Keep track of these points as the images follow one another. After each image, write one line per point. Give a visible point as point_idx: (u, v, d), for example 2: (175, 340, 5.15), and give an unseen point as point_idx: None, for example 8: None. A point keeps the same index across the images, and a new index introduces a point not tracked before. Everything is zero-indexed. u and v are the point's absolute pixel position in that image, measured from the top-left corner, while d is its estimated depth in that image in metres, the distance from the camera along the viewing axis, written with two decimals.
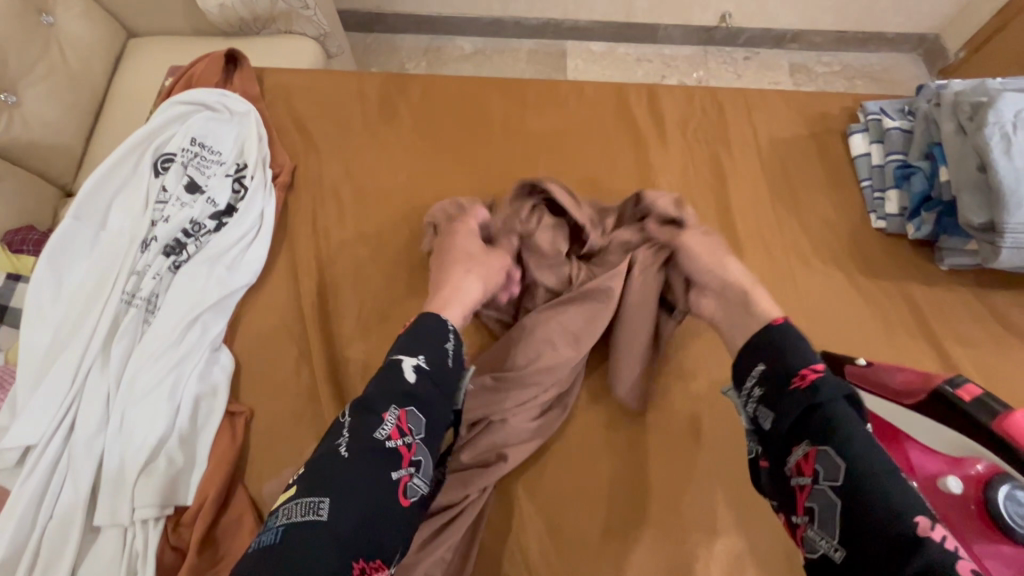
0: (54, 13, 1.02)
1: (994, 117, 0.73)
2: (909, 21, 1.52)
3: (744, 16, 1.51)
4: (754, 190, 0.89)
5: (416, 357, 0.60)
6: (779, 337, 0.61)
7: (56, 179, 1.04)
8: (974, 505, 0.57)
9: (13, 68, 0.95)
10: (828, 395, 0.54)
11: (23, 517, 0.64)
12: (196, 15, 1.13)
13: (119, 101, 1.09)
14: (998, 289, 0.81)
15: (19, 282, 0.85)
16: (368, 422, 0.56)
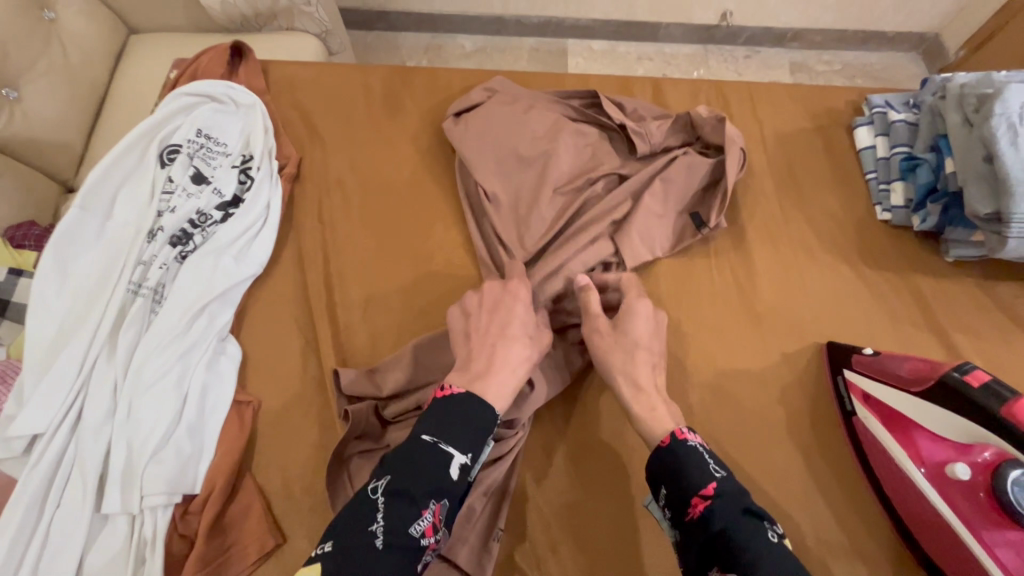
0: (55, 10, 1.01)
1: (1000, 108, 0.72)
2: (909, 20, 1.52)
3: (745, 15, 1.52)
4: (759, 183, 0.89)
5: (464, 452, 0.55)
6: (672, 462, 0.55)
7: (57, 176, 1.03)
8: (983, 493, 0.59)
9: (13, 62, 0.94)
10: (723, 520, 0.50)
11: (30, 505, 0.64)
12: (198, 10, 1.13)
13: (121, 96, 1.10)
14: (1003, 280, 0.81)
15: (21, 277, 0.84)
16: (405, 513, 0.51)
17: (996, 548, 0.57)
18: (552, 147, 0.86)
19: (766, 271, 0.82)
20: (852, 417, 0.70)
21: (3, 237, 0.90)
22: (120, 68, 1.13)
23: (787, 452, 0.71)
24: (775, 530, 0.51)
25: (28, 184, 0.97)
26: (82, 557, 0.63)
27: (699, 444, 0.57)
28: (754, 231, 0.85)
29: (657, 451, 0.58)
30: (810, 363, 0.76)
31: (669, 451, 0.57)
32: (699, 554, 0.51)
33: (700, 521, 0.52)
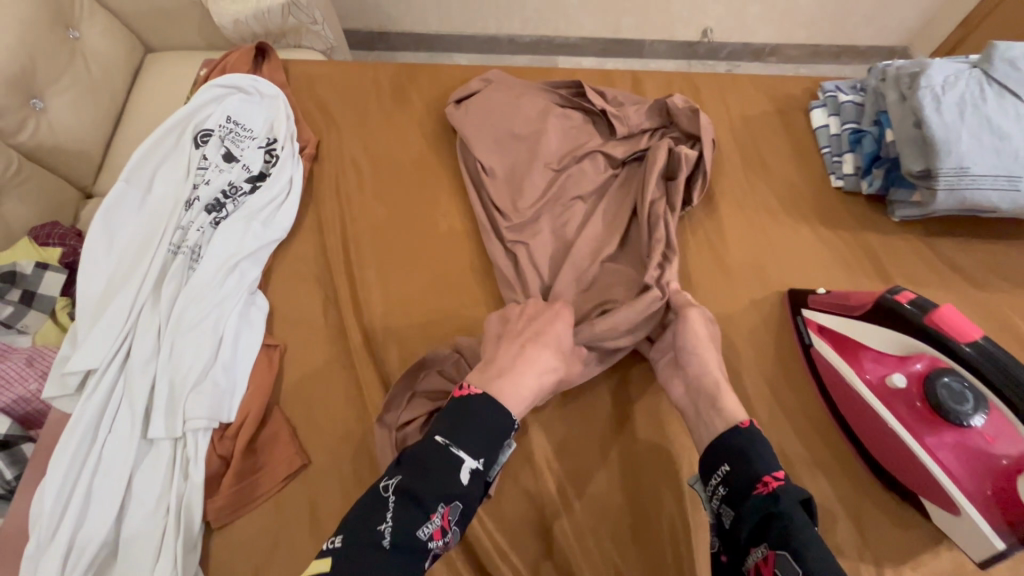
0: (80, 29, 1.13)
1: (926, 83, 0.83)
2: (879, 35, 1.67)
3: (724, 32, 1.66)
4: (727, 160, 0.99)
5: (476, 458, 0.57)
6: (749, 444, 0.60)
7: (77, 182, 1.15)
8: (918, 398, 0.68)
9: (42, 77, 1.05)
10: (789, 504, 0.55)
11: (86, 432, 0.72)
12: (212, 31, 1.26)
13: (141, 107, 1.22)
14: (944, 236, 0.92)
15: (47, 270, 0.92)
16: (413, 516, 0.53)
17: (932, 446, 0.67)
18: (542, 128, 0.97)
19: (735, 232, 0.93)
20: (809, 348, 0.80)
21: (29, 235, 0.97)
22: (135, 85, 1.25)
23: (754, 382, 0.81)
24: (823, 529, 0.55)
25: (53, 190, 1.08)
26: (130, 476, 0.72)
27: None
28: (725, 200, 0.96)
29: (736, 429, 0.63)
30: (774, 308, 0.86)
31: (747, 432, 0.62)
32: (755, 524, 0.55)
33: (765, 496, 0.56)
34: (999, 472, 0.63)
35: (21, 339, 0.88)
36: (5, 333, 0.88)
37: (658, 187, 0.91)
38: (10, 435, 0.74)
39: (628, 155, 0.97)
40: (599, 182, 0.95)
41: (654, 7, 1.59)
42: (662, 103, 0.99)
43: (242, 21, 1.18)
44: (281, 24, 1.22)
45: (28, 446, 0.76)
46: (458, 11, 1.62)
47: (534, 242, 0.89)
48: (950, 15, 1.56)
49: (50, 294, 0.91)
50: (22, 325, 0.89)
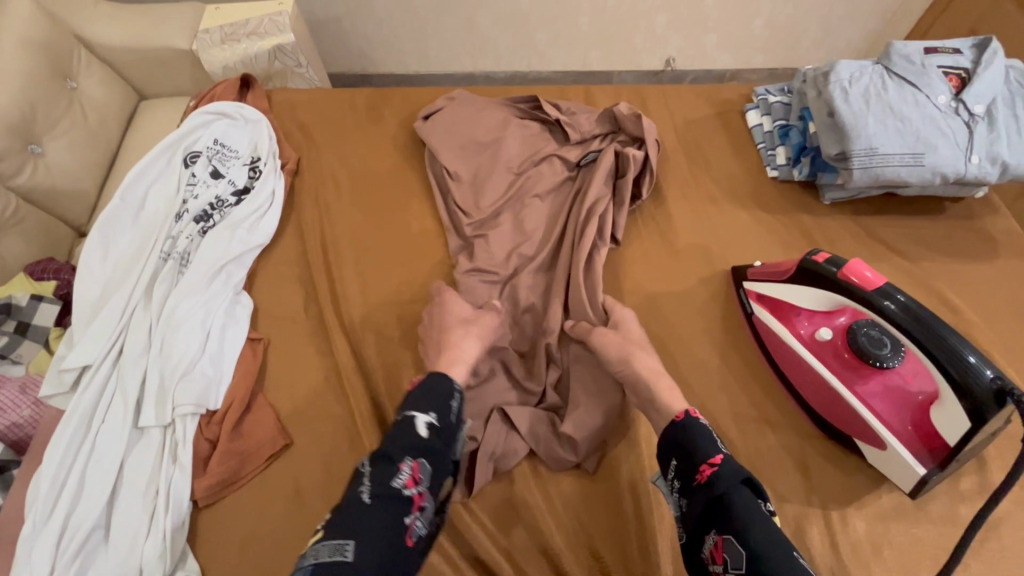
0: (77, 80, 1.24)
1: (835, 77, 0.94)
2: (828, 56, 1.83)
3: (685, 60, 1.82)
4: (673, 158, 1.09)
5: (428, 414, 0.64)
6: (686, 435, 0.64)
7: (73, 221, 1.22)
8: (844, 349, 0.76)
9: (41, 122, 1.14)
10: (727, 486, 0.57)
11: (81, 421, 0.78)
12: (201, 76, 1.37)
13: (135, 148, 1.31)
14: (871, 215, 1.01)
15: (41, 302, 0.97)
16: (385, 472, 0.58)
17: (863, 391, 0.73)
18: (502, 138, 1.06)
19: (683, 222, 1.01)
20: (751, 317, 0.86)
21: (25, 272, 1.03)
22: (130, 128, 1.35)
23: (705, 351, 0.87)
24: (768, 504, 0.58)
25: (45, 225, 1.15)
26: (122, 461, 0.77)
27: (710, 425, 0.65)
28: (673, 194, 1.04)
29: (674, 424, 0.66)
30: (719, 285, 0.93)
31: (681, 425, 0.65)
32: (698, 514, 0.59)
33: (702, 486, 0.59)
34: (917, 406, 0.71)
35: (15, 369, 0.92)
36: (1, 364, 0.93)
37: (608, 185, 1.01)
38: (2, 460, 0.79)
39: (582, 159, 1.06)
40: (556, 183, 1.03)
41: (617, 40, 1.73)
42: (610, 111, 1.09)
43: (230, 65, 1.31)
44: (267, 69, 1.36)
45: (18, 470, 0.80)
46: (437, 51, 1.76)
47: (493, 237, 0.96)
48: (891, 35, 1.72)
49: (45, 324, 0.96)
50: (16, 355, 0.93)
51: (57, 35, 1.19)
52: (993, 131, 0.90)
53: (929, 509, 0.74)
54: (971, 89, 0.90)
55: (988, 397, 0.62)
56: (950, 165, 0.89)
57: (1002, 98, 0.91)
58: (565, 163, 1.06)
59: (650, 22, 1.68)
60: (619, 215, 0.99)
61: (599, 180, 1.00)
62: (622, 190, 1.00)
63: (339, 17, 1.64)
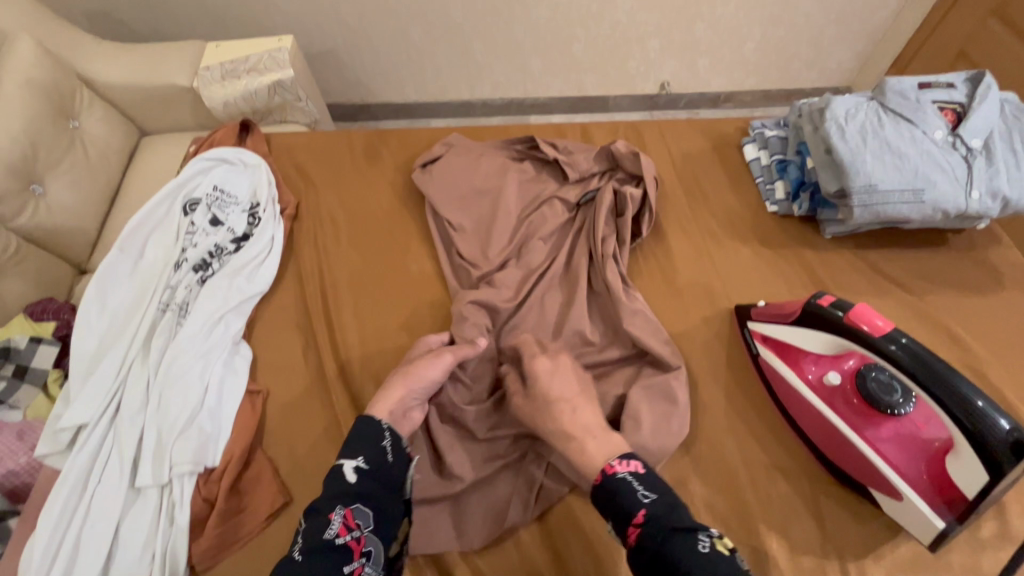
0: (79, 118, 1.25)
1: (831, 114, 0.94)
2: (821, 77, 1.84)
3: (678, 84, 1.84)
4: (671, 193, 1.09)
5: (356, 459, 0.68)
6: (610, 499, 0.65)
7: (73, 259, 1.22)
8: (854, 394, 0.75)
9: (42, 163, 1.15)
10: (654, 541, 0.59)
11: (76, 482, 0.76)
12: (201, 114, 1.39)
13: (135, 185, 1.32)
14: (873, 248, 1.01)
15: (40, 344, 0.96)
16: (316, 526, 0.63)
17: (875, 440, 0.72)
18: (501, 184, 1.07)
19: (683, 258, 1.00)
20: (756, 357, 0.85)
21: (25, 312, 1.01)
22: (132, 164, 1.36)
23: (711, 395, 0.86)
24: (705, 538, 0.59)
25: (47, 265, 1.15)
26: (118, 523, 0.75)
27: (628, 473, 0.66)
28: (673, 230, 1.04)
29: (600, 488, 0.67)
30: (723, 325, 0.92)
31: (602, 488, 0.66)
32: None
33: (637, 548, 0.61)
34: (931, 455, 0.70)
35: (13, 415, 0.93)
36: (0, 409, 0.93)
37: (610, 225, 1.00)
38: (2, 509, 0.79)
39: (581, 198, 1.06)
40: (558, 225, 1.03)
41: (612, 65, 1.75)
42: (608, 149, 1.09)
43: (232, 101, 1.33)
44: (267, 100, 1.34)
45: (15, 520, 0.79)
46: (433, 81, 1.78)
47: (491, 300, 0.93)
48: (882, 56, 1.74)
49: (43, 367, 0.95)
50: (14, 400, 0.93)
51: (60, 76, 1.20)
52: (991, 166, 0.90)
53: (948, 560, 0.72)
54: (966, 124, 0.90)
55: (1003, 448, 0.61)
56: (950, 201, 0.89)
57: (998, 132, 0.91)
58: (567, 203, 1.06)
59: (644, 48, 1.70)
60: (622, 256, 0.98)
61: (600, 219, 1.00)
62: (624, 229, 0.99)
63: (337, 50, 1.66)
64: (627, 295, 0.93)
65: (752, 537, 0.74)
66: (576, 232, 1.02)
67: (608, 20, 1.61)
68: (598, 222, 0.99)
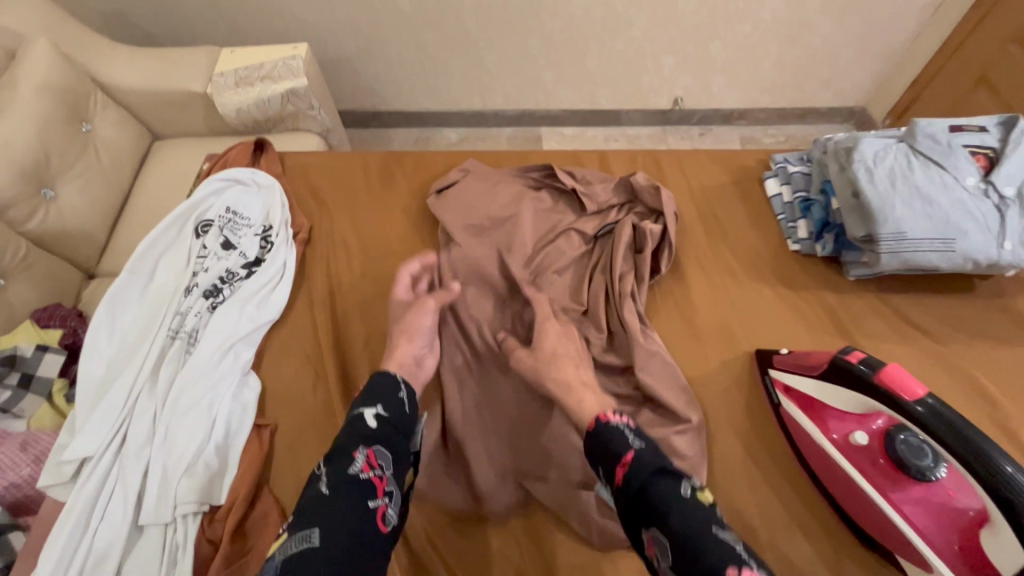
0: (92, 122, 1.24)
1: (859, 156, 0.92)
2: (836, 97, 1.82)
3: (691, 100, 1.81)
4: (690, 226, 1.07)
5: (376, 406, 0.69)
6: (602, 441, 0.67)
7: (83, 264, 1.21)
8: (881, 456, 0.72)
9: (55, 168, 1.14)
10: (640, 479, 0.60)
11: (80, 517, 0.75)
12: (212, 120, 1.37)
13: (146, 191, 1.30)
14: (899, 292, 0.98)
15: (46, 352, 0.95)
16: (340, 463, 0.62)
17: (903, 504, 0.69)
18: (518, 212, 1.05)
19: (701, 296, 0.99)
20: (778, 407, 0.84)
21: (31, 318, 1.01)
22: (143, 168, 1.34)
23: (729, 444, 0.84)
24: (690, 484, 0.60)
25: (55, 272, 1.13)
26: (121, 562, 0.74)
27: (621, 422, 0.68)
28: (692, 266, 1.02)
29: (591, 431, 0.69)
30: (743, 369, 0.90)
31: (593, 432, 0.68)
32: (627, 512, 0.61)
33: (622, 485, 0.62)
34: (963, 527, 0.66)
35: (16, 424, 0.90)
36: (2, 418, 0.90)
37: (628, 261, 0.99)
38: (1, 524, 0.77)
39: (598, 230, 1.04)
40: (575, 258, 1.01)
41: (626, 79, 1.73)
42: (627, 180, 1.07)
43: (245, 109, 1.31)
44: (279, 109, 1.32)
45: (16, 535, 0.79)
46: (445, 91, 1.77)
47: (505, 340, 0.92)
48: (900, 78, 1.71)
49: (49, 376, 0.94)
50: (19, 409, 0.91)
51: (75, 79, 1.19)
52: None
53: None
54: (1000, 172, 0.88)
55: None
56: (981, 251, 0.87)
57: None
58: (584, 233, 1.04)
59: (657, 63, 1.68)
60: (640, 293, 0.96)
61: (616, 255, 0.98)
62: (643, 266, 0.97)
63: (350, 58, 1.65)
64: (646, 337, 0.90)
65: None
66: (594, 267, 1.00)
67: (624, 33, 1.58)
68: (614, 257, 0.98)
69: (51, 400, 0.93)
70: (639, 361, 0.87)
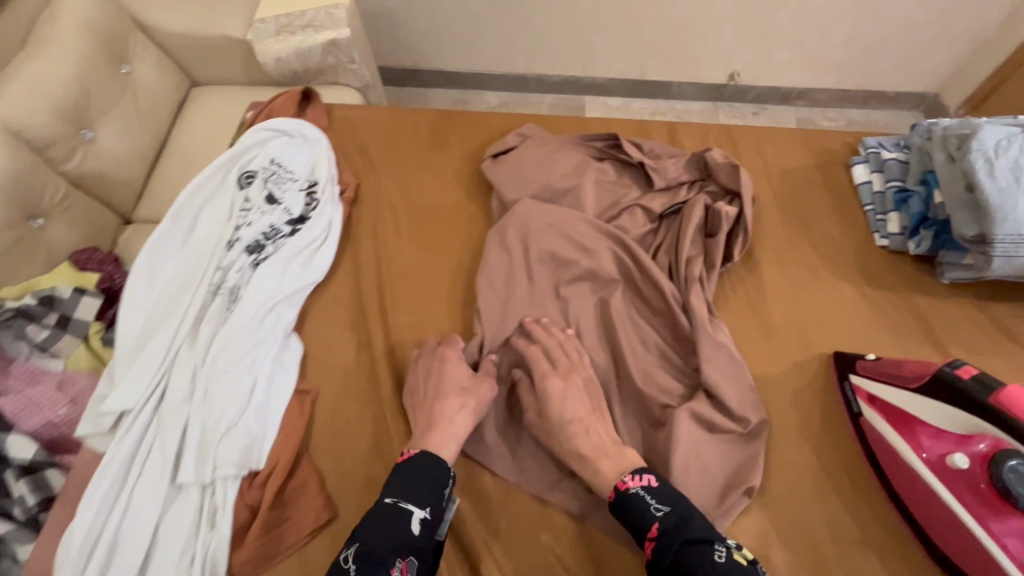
0: (131, 64, 1.18)
1: (977, 145, 0.81)
2: (908, 82, 1.65)
3: (751, 75, 1.66)
4: (767, 212, 0.98)
5: (423, 509, 0.64)
6: (625, 513, 0.65)
7: (117, 208, 1.17)
8: (981, 481, 0.64)
9: (94, 109, 1.09)
10: (670, 551, 0.60)
11: (119, 469, 0.73)
12: (250, 69, 1.30)
13: (181, 139, 1.25)
14: (999, 300, 0.89)
15: (84, 295, 0.90)
16: (376, 574, 0.59)
17: (1002, 536, 0.62)
18: (580, 184, 0.96)
19: (777, 289, 0.90)
20: (858, 417, 0.77)
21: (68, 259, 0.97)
22: (180, 116, 1.29)
23: (799, 449, 0.77)
24: (721, 548, 0.59)
25: (92, 215, 1.09)
26: (158, 520, 0.71)
27: (639, 485, 0.66)
28: (766, 253, 0.94)
29: (613, 502, 0.67)
30: (818, 370, 0.83)
31: (615, 503, 0.66)
32: None
33: (653, 560, 0.62)
34: None
35: (53, 364, 0.87)
36: (39, 355, 0.87)
37: (697, 244, 0.90)
38: (36, 460, 0.77)
39: (665, 209, 0.96)
40: (638, 237, 0.93)
41: (682, 49, 1.60)
42: (700, 156, 0.98)
43: (284, 58, 1.24)
44: (319, 61, 1.26)
45: (52, 473, 0.78)
46: (487, 51, 1.66)
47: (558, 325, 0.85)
48: (983, 62, 1.53)
49: (85, 319, 0.89)
50: (55, 349, 0.87)
51: (111, 17, 1.14)
52: None
53: None
54: None
55: None
56: None
57: None
58: (647, 212, 0.96)
59: (719, 35, 1.54)
60: (709, 280, 0.88)
61: (683, 239, 0.89)
62: (715, 250, 0.89)
63: (391, 11, 1.55)
64: (717, 327, 0.83)
65: None
66: (659, 248, 0.93)
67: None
68: (682, 240, 0.89)
69: (87, 345, 0.89)
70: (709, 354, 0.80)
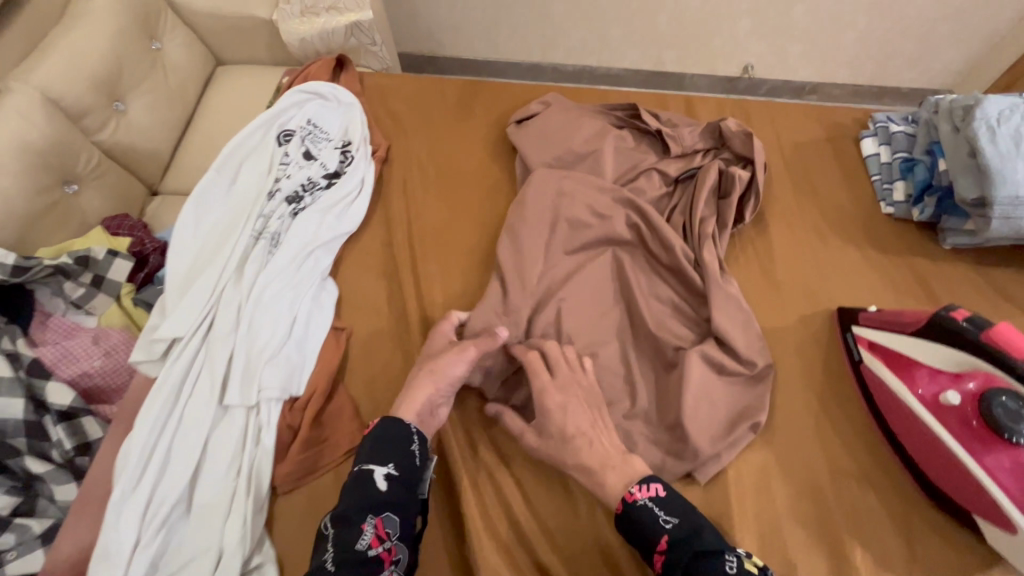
0: (161, 40, 1.24)
1: (981, 115, 0.86)
2: (922, 78, 1.68)
3: (764, 68, 1.70)
4: (778, 181, 1.02)
5: (386, 465, 0.66)
6: (633, 526, 0.64)
7: (145, 180, 1.22)
8: (971, 416, 0.69)
9: (127, 81, 1.15)
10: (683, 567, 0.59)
11: (172, 390, 0.79)
12: (278, 47, 1.36)
13: (211, 113, 1.31)
14: (997, 265, 0.93)
15: (117, 257, 0.96)
16: (348, 536, 0.61)
17: (990, 466, 0.67)
18: (599, 148, 1.01)
19: (785, 250, 0.95)
20: (858, 364, 0.82)
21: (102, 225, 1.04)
22: (206, 93, 1.35)
23: (801, 392, 0.82)
24: (732, 559, 0.59)
25: (123, 182, 1.14)
26: (207, 436, 0.78)
27: (647, 498, 0.64)
28: (776, 217, 0.99)
29: (619, 518, 0.66)
30: (822, 323, 0.88)
31: (622, 516, 0.65)
32: None
33: None
34: None
35: (88, 321, 0.94)
36: (75, 312, 0.94)
37: (710, 206, 0.95)
38: (74, 406, 0.83)
39: (681, 173, 1.01)
40: (655, 199, 0.99)
41: (696, 41, 1.64)
42: (715, 124, 1.03)
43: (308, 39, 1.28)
44: (342, 44, 1.32)
45: (88, 418, 0.84)
46: (506, 40, 1.71)
47: (577, 276, 0.90)
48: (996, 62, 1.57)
49: (117, 280, 0.95)
50: (90, 306, 0.94)
51: None
52: None
53: None
54: None
55: None
56: None
57: None
58: (665, 175, 1.01)
59: (734, 27, 1.58)
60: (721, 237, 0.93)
61: (698, 201, 0.94)
62: (728, 211, 0.94)
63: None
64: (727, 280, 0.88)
65: (835, 542, 0.72)
66: (673, 209, 0.98)
67: None
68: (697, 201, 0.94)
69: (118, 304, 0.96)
70: (719, 302, 0.85)
